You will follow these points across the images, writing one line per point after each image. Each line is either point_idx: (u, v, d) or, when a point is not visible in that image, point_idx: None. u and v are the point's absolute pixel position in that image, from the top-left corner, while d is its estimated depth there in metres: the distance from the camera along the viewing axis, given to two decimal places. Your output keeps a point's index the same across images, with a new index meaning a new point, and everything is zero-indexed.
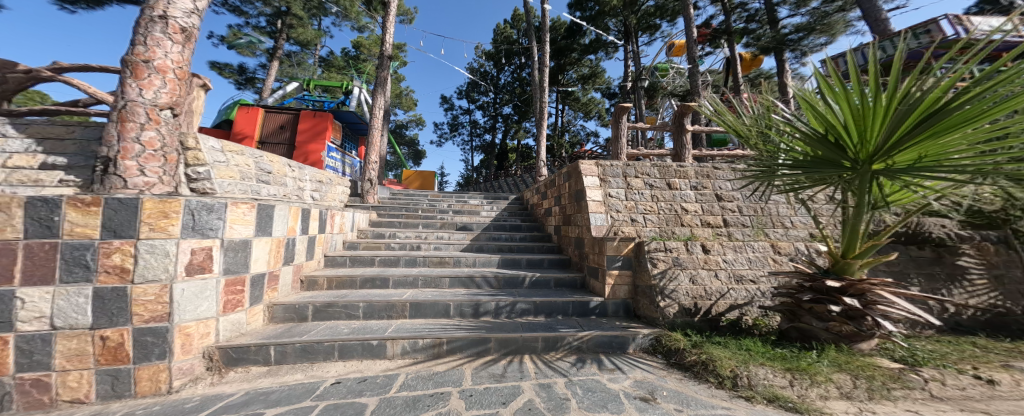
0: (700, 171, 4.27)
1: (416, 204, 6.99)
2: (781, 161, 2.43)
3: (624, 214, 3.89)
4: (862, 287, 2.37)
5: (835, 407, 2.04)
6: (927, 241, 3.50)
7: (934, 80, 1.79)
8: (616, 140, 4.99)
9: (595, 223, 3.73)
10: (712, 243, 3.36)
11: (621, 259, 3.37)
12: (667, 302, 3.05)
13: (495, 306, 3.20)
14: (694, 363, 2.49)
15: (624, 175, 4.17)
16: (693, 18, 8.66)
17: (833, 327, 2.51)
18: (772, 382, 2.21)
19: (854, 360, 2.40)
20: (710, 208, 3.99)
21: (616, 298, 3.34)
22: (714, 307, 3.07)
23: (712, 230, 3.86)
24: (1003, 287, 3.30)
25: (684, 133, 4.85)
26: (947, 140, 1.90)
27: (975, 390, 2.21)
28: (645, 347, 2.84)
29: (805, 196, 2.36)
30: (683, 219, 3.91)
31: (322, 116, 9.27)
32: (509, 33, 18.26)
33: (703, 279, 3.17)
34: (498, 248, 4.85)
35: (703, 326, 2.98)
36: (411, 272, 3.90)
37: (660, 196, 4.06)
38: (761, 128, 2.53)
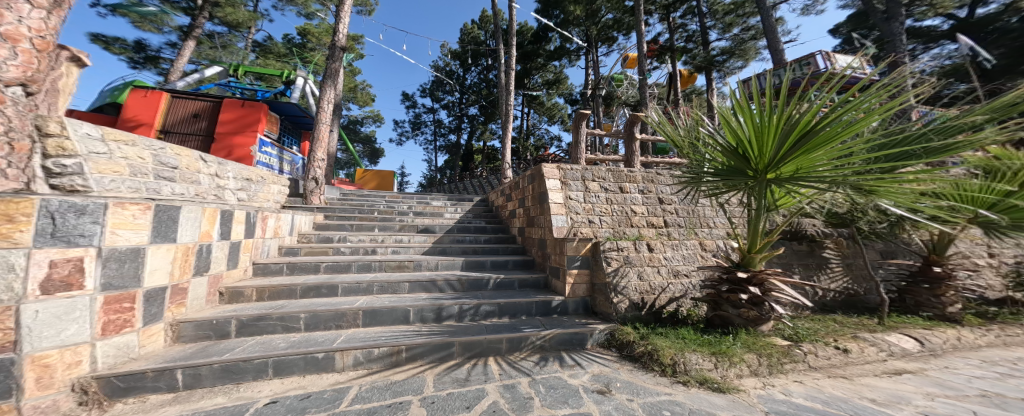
0: (646, 176, 4.62)
1: (368, 205, 6.50)
2: (705, 169, 2.76)
3: (581, 215, 4.07)
4: (762, 277, 2.79)
5: (746, 383, 2.39)
6: (805, 237, 4.17)
7: (806, 107, 2.19)
8: (576, 145, 5.21)
9: (557, 224, 3.86)
10: (655, 242, 3.66)
11: (579, 259, 3.52)
12: (619, 298, 3.26)
13: (458, 310, 3.11)
14: (641, 355, 2.69)
15: (583, 178, 4.33)
16: (645, 35, 9.38)
17: (743, 313, 2.89)
18: (702, 366, 2.48)
19: (758, 341, 2.81)
20: (653, 210, 4.36)
21: (575, 296, 3.47)
22: (657, 301, 3.35)
23: (656, 230, 4.22)
24: (852, 273, 4.18)
25: (636, 141, 5.23)
26: (816, 155, 2.30)
27: (837, 359, 2.75)
28: (600, 342, 2.98)
29: (722, 200, 2.69)
30: (632, 220, 4.21)
31: (256, 107, 8.18)
32: (476, 33, 18.01)
33: (649, 275, 3.44)
34: (464, 250, 4.76)
35: (649, 319, 3.25)
36: (364, 277, 3.62)
37: (614, 199, 4.32)
38: (691, 139, 2.86)
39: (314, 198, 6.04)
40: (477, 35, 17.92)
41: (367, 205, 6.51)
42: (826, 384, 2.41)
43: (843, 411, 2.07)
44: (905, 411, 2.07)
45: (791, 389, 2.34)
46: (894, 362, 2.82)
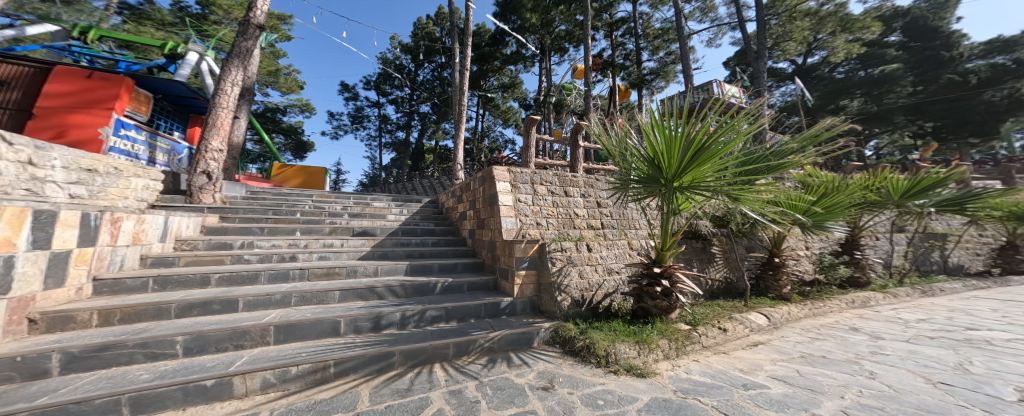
0: (588, 180, 4.86)
1: (288, 205, 5.67)
2: (632, 177, 3.07)
3: (528, 217, 4.13)
4: (671, 271, 3.22)
5: (661, 367, 2.71)
6: (698, 235, 4.88)
7: (704, 128, 2.60)
8: (526, 149, 5.24)
9: (508, 226, 3.87)
10: (593, 242, 3.85)
11: (527, 260, 3.58)
12: (562, 296, 3.42)
13: (400, 317, 2.93)
14: (580, 349, 2.84)
15: (532, 181, 4.39)
16: (591, 50, 9.98)
17: (658, 304, 3.25)
18: (629, 355, 2.72)
19: (670, 328, 3.19)
20: (592, 213, 4.68)
21: (523, 297, 3.53)
22: (594, 297, 3.60)
23: (594, 232, 4.56)
24: (728, 265, 4.99)
25: (580, 148, 5.48)
26: (708, 169, 2.77)
27: (719, 338, 3.30)
28: (546, 340, 3.08)
29: (644, 205, 3.03)
30: (575, 223, 4.46)
31: (112, 82, 6.60)
32: (431, 29, 17.11)
33: (587, 273, 3.65)
34: (408, 254, 4.48)
35: (587, 314, 3.47)
36: (276, 288, 3.16)
37: (559, 202, 4.49)
38: (620, 149, 3.13)
39: (202, 197, 5.06)
40: (431, 31, 17.03)
41: (289, 205, 5.67)
42: (712, 360, 2.88)
43: (725, 382, 2.49)
44: (763, 377, 2.57)
45: (691, 368, 2.72)
46: (752, 336, 3.50)
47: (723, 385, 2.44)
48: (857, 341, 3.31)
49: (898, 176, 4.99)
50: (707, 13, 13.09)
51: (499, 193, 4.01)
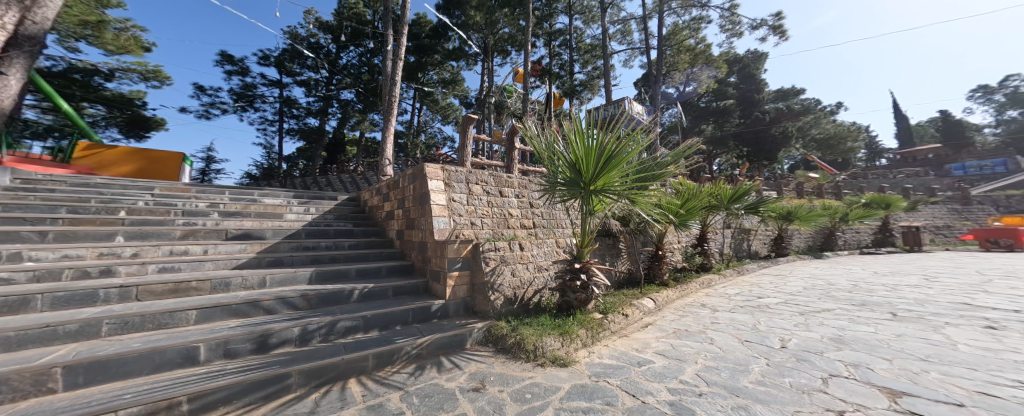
0: (522, 182, 4.97)
1: (113, 202, 4.34)
2: (558, 179, 3.30)
3: (462, 216, 4.05)
4: (589, 266, 3.52)
5: (581, 354, 2.95)
6: (602, 232, 5.37)
7: (615, 139, 2.93)
8: (463, 148, 5.08)
9: (441, 227, 3.73)
10: (526, 241, 4.00)
11: (461, 260, 3.52)
12: (496, 295, 3.49)
13: (299, 332, 2.61)
14: (512, 345, 2.92)
15: (466, 181, 4.28)
16: (530, 56, 10.26)
17: (579, 297, 3.53)
18: (554, 347, 2.88)
19: (590, 318, 3.46)
20: (525, 213, 4.84)
21: (458, 298, 3.48)
22: (525, 294, 3.76)
23: (527, 231, 4.74)
24: (620, 257, 5.50)
25: (517, 150, 5.43)
26: (616, 176, 3.15)
27: (623, 323, 3.73)
28: (479, 340, 3.08)
29: (566, 206, 3.28)
30: (509, 223, 4.55)
31: None
32: (360, 10, 15.54)
33: (519, 271, 3.77)
34: (313, 259, 3.99)
35: (519, 311, 3.60)
36: (77, 313, 2.40)
37: (494, 203, 4.50)
38: (548, 152, 3.32)
39: None
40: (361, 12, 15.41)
41: (108, 201, 4.31)
42: (616, 343, 3.25)
43: (625, 362, 2.83)
44: (650, 354, 3.00)
45: (603, 353, 3.01)
46: (643, 317, 4.07)
47: (624, 365, 2.77)
48: (706, 316, 4.15)
49: (727, 185, 6.36)
50: (625, 37, 14.70)
51: (431, 192, 3.82)
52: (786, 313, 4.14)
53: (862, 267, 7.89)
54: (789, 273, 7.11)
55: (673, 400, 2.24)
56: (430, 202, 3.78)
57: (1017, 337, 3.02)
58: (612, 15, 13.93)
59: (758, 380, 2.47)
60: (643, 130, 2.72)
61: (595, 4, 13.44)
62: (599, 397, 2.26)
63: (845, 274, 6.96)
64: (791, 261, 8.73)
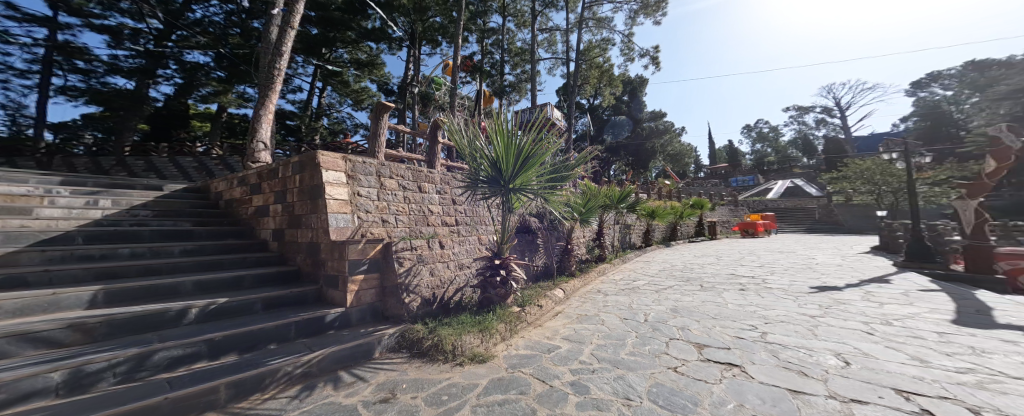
0: (444, 177, 4.73)
1: None
2: (481, 175, 3.25)
3: (370, 212, 3.60)
4: (510, 262, 3.57)
5: (500, 349, 2.96)
6: (527, 228, 5.60)
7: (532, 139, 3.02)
8: (375, 137, 4.59)
9: (337, 225, 3.25)
10: (446, 239, 3.97)
11: (367, 262, 3.16)
12: (411, 297, 3.32)
13: (65, 376, 1.79)
14: (430, 347, 2.76)
15: (377, 174, 3.80)
16: (459, 48, 9.91)
17: (500, 292, 3.54)
18: (474, 345, 2.83)
19: (509, 313, 3.51)
20: (448, 210, 4.63)
21: (364, 303, 3.14)
22: (446, 293, 3.73)
23: (449, 229, 4.54)
24: (540, 251, 5.80)
25: (440, 145, 5.09)
26: (534, 174, 3.27)
27: (538, 313, 3.91)
28: (391, 347, 2.84)
29: (487, 203, 3.27)
30: (429, 220, 4.30)
31: None
32: None
33: (439, 270, 3.73)
34: (102, 274, 2.83)
35: (437, 312, 3.47)
36: None
37: (411, 198, 4.16)
38: (470, 147, 3.25)
39: None
40: None
41: None
42: (534, 334, 3.36)
43: (538, 350, 2.97)
44: (558, 340, 3.21)
45: (520, 344, 3.09)
46: (553, 305, 4.34)
47: (537, 353, 2.90)
48: (603, 300, 4.67)
49: (618, 187, 7.22)
50: (552, 46, 15.39)
51: (325, 184, 3.26)
52: (647, 292, 5.04)
53: (705, 252, 10.10)
54: (655, 259, 8.61)
55: (574, 380, 2.43)
56: (325, 196, 3.24)
57: (778, 297, 4.48)
58: (540, 22, 14.41)
59: (633, 351, 2.90)
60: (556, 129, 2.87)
61: (527, 10, 13.63)
62: (514, 388, 2.31)
63: (696, 258, 8.77)
64: (655, 250, 10.59)
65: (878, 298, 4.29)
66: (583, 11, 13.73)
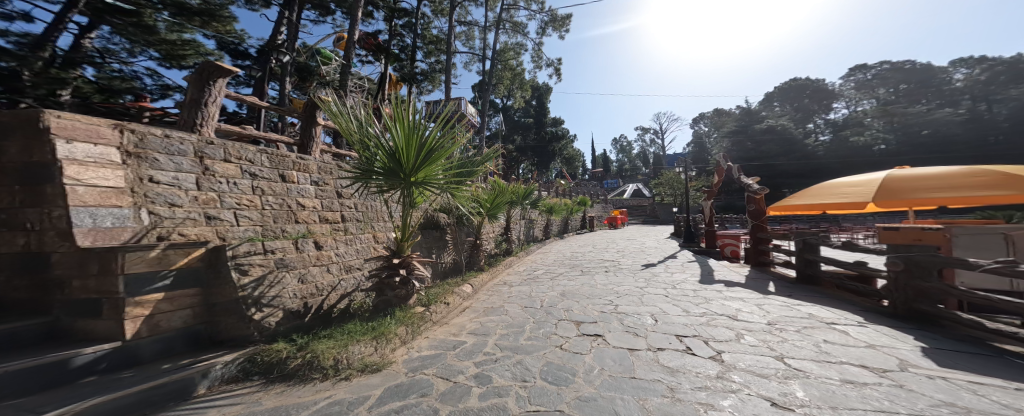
0: (324, 166, 3.90)
1: None
2: (375, 166, 2.83)
3: (169, 207, 2.53)
4: (412, 261, 3.21)
5: (399, 354, 2.64)
6: (435, 224, 5.28)
7: (434, 129, 2.74)
8: (196, 107, 3.09)
9: (95, 224, 2.13)
10: (325, 238, 3.32)
11: (172, 276, 2.36)
12: (264, 312, 2.63)
13: None
14: (298, 367, 2.26)
15: (196, 153, 2.75)
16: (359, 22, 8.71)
17: (401, 294, 3.19)
18: (364, 354, 2.44)
19: (410, 314, 3.19)
20: (329, 204, 3.86)
21: (166, 331, 2.34)
22: (324, 302, 3.19)
23: (330, 226, 3.82)
24: (448, 247, 5.53)
25: (319, 127, 4.15)
26: (438, 168, 2.99)
27: (444, 311, 3.66)
28: (226, 378, 2.22)
29: (382, 198, 2.89)
30: (298, 216, 3.46)
31: None
32: None
33: (313, 276, 3.11)
34: None
35: (312, 324, 3.00)
36: None
37: (265, 189, 3.22)
38: (362, 134, 2.81)
39: None
40: None
41: None
42: (439, 333, 3.12)
43: (442, 348, 2.76)
44: (465, 335, 3.06)
45: (424, 345, 2.83)
46: (460, 300, 4.15)
47: (441, 352, 2.69)
48: (511, 292, 4.68)
49: (524, 184, 7.39)
50: (469, 41, 14.89)
51: (61, 161, 2.01)
52: (546, 281, 5.26)
53: (594, 242, 11.36)
54: (554, 251, 9.19)
55: (478, 372, 2.32)
56: (59, 178, 2.01)
57: (650, 279, 5.21)
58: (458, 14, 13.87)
59: (533, 336, 2.97)
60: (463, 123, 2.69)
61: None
62: (414, 391, 2.06)
63: (587, 248, 9.73)
64: (553, 242, 11.39)
65: (717, 275, 5.42)
66: (501, 12, 13.80)
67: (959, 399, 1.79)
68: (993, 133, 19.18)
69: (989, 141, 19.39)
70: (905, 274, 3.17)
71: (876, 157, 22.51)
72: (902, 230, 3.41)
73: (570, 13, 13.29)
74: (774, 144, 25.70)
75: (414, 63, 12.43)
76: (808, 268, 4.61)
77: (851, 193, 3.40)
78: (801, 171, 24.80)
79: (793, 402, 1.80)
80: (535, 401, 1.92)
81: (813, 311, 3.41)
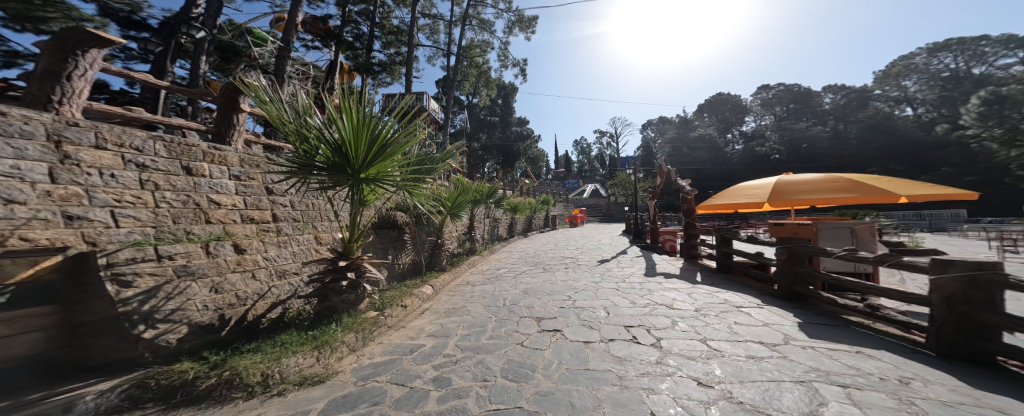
0: (246, 158, 3.42)
1: None
2: (316, 160, 2.63)
3: (4, 204, 2.01)
4: (359, 263, 3.01)
5: (346, 363, 2.48)
6: (392, 224, 5.06)
7: (385, 123, 2.59)
8: (51, 77, 2.52)
9: None
10: (248, 240, 3.02)
11: (9, 292, 1.85)
12: (165, 327, 2.34)
13: None
14: (213, 387, 2.01)
15: (53, 138, 2.25)
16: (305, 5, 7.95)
17: (346, 298, 3.01)
18: (302, 366, 2.26)
19: (358, 320, 3.02)
20: (256, 201, 3.40)
21: (5, 362, 1.78)
22: (250, 311, 2.91)
23: (256, 227, 3.36)
24: (406, 247, 5.34)
25: (239, 113, 3.59)
26: (391, 164, 2.83)
27: (401, 314, 3.52)
28: (107, 409, 1.85)
29: (325, 195, 2.69)
30: (211, 215, 3.01)
31: None
32: None
33: (233, 283, 2.81)
34: None
35: (233, 337, 2.73)
36: None
37: (159, 182, 2.73)
38: (300, 126, 2.60)
39: None
40: None
41: None
42: (393, 338, 2.99)
43: (398, 353, 2.65)
44: (422, 338, 2.97)
45: (375, 352, 2.69)
46: (418, 302, 4.02)
47: (395, 357, 2.58)
48: (473, 291, 4.64)
49: (488, 183, 7.33)
50: (432, 34, 14.40)
51: None
52: (507, 280, 5.28)
53: (555, 240, 11.67)
54: (517, 249, 9.27)
55: (436, 375, 2.26)
56: None
57: (603, 274, 5.44)
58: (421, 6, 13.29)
59: (494, 335, 2.98)
60: (414, 117, 2.56)
61: None
62: (365, 401, 1.96)
63: (547, 246, 9.96)
64: (515, 240, 11.50)
65: (664, 268, 5.82)
66: (466, 8, 13.53)
67: (822, 364, 2.14)
68: (847, 149, 22.85)
69: (844, 154, 23.03)
70: (787, 262, 3.69)
71: (772, 165, 25.70)
72: (786, 224, 3.91)
73: (536, 15, 13.43)
74: (704, 151, 28.83)
75: (371, 54, 11.74)
76: (724, 259, 5.13)
77: (753, 194, 3.84)
78: (722, 175, 27.38)
79: (713, 380, 2.00)
80: (495, 400, 1.92)
81: (728, 297, 3.82)
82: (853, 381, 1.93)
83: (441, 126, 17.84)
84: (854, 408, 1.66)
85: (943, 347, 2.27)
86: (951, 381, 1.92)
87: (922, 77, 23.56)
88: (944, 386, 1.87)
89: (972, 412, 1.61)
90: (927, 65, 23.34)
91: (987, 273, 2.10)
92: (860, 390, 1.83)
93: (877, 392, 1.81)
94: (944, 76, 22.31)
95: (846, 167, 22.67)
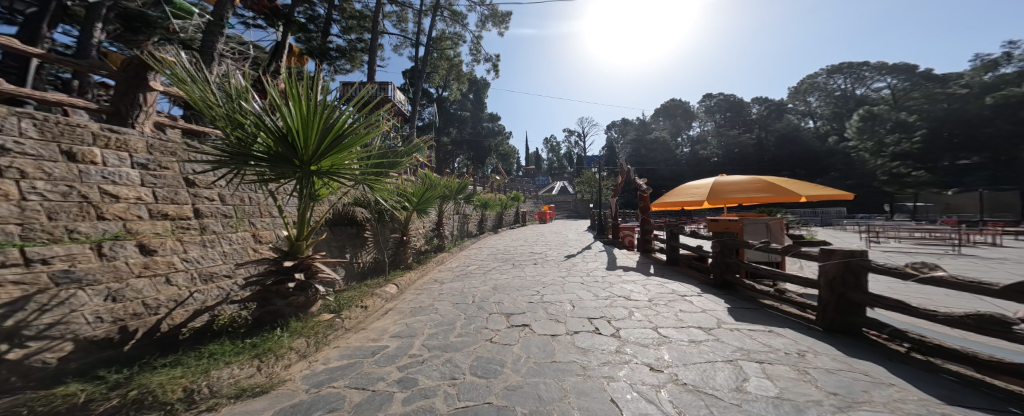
0: (156, 145, 3.07)
1: None
2: (255, 150, 2.40)
3: None
4: (309, 263, 2.83)
5: (293, 371, 2.30)
6: (352, 221, 4.82)
7: (340, 112, 2.43)
8: None
9: None
10: (162, 240, 2.70)
11: None
12: (48, 343, 2.00)
13: None
14: (115, 410, 1.71)
15: None
16: None
17: (291, 302, 2.80)
18: (237, 378, 2.06)
19: (308, 325, 2.83)
20: (172, 195, 3.06)
21: None
22: (166, 321, 2.63)
23: (172, 224, 3.01)
24: (366, 245, 5.09)
25: (143, 93, 3.18)
26: (346, 156, 2.65)
27: (361, 315, 3.35)
28: None
29: (267, 188, 2.46)
30: (107, 210, 2.61)
31: None
32: None
33: (142, 290, 2.50)
34: None
35: (142, 352, 2.43)
36: None
37: (29, 171, 2.26)
38: (234, 113, 2.37)
39: None
40: None
41: None
42: (349, 341, 2.83)
43: (358, 356, 2.53)
44: (386, 339, 2.85)
45: (330, 357, 2.53)
46: (382, 303, 3.84)
47: (355, 361, 2.45)
48: (441, 289, 4.55)
49: (459, 179, 7.21)
50: (400, 22, 13.84)
51: None
52: (477, 277, 5.23)
53: (523, 235, 11.75)
54: (486, 245, 9.21)
55: (401, 376, 2.18)
56: None
57: (568, 268, 5.54)
58: None
59: (462, 333, 2.92)
60: (367, 104, 2.41)
61: None
62: (319, 409, 1.84)
63: (513, 241, 10.02)
64: (484, 236, 11.44)
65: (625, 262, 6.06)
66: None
67: (745, 345, 2.34)
68: (767, 155, 25.21)
69: (763, 161, 25.32)
70: (719, 254, 4.01)
71: (712, 166, 27.79)
72: (718, 220, 4.48)
73: (508, 11, 13.36)
74: (657, 152, 30.44)
75: (327, 38, 10.99)
76: (672, 253, 5.47)
77: (694, 192, 4.12)
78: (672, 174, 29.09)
79: (663, 364, 2.12)
80: (463, 398, 1.89)
81: (675, 287, 4.05)
82: (766, 357, 2.14)
83: (406, 118, 17.22)
84: (768, 381, 1.84)
85: (827, 322, 2.59)
86: (834, 351, 2.20)
87: (823, 94, 27.75)
88: (828, 356, 2.13)
89: (849, 377, 1.85)
90: (826, 84, 27.37)
91: (858, 259, 2.42)
92: (772, 364, 2.04)
93: (784, 365, 2.02)
94: (835, 96, 26.85)
95: (766, 169, 25.02)
